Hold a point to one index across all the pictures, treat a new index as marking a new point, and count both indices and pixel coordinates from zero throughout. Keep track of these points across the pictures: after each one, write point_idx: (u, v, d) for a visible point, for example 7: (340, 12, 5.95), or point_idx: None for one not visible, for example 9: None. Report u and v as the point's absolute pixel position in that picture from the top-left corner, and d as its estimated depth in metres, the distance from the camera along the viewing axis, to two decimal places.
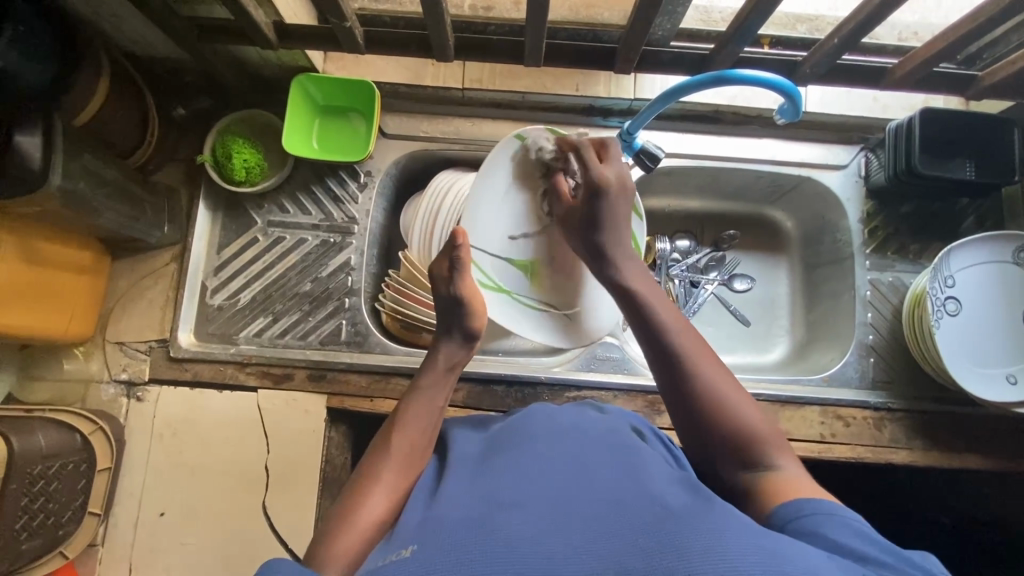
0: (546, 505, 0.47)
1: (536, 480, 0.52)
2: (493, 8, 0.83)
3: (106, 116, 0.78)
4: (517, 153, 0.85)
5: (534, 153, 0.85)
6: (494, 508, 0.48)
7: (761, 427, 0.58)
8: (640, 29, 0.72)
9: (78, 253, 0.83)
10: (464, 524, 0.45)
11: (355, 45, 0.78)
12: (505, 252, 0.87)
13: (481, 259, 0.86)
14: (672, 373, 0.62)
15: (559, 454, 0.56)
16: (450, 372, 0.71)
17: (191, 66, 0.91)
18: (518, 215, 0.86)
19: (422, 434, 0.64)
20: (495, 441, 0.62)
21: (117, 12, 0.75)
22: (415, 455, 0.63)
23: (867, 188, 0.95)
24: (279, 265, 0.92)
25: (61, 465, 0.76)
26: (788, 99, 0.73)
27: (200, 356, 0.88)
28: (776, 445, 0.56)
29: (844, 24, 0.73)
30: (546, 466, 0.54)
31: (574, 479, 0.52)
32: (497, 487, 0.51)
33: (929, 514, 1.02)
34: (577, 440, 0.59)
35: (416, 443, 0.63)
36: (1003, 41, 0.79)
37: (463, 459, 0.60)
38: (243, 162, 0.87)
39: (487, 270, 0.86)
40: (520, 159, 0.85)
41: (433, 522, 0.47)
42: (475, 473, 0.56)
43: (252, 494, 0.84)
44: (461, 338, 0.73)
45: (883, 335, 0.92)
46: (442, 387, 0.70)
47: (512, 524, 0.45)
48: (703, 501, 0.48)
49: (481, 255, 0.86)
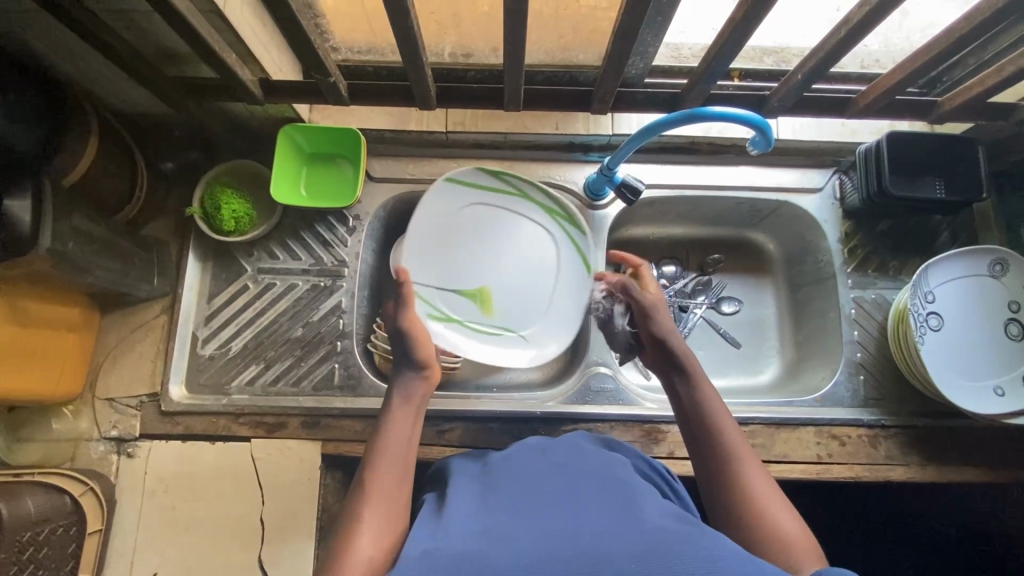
0: (541, 535, 0.49)
1: (532, 509, 0.53)
2: (471, 54, 0.85)
3: (94, 176, 0.79)
4: (457, 195, 0.92)
5: (467, 190, 0.93)
6: (491, 541, 0.48)
7: (788, 521, 0.56)
8: (614, 72, 0.75)
9: (68, 311, 0.83)
10: (463, 556, 0.46)
11: (340, 97, 0.81)
12: (452, 285, 0.93)
13: (426, 294, 0.91)
14: (694, 433, 0.65)
15: (553, 481, 0.57)
16: (414, 405, 0.70)
17: (178, 121, 0.93)
18: (470, 251, 0.94)
19: (402, 472, 0.63)
20: (492, 468, 0.63)
21: (106, 74, 0.77)
22: (395, 498, 0.61)
23: (843, 209, 0.98)
24: (270, 312, 0.93)
25: (49, 530, 0.75)
26: (759, 132, 0.76)
27: (192, 408, 0.87)
28: (794, 540, 0.54)
29: (806, 60, 0.77)
30: (541, 495, 0.55)
31: (569, 507, 0.52)
32: (495, 518, 0.52)
33: (933, 529, 1.02)
34: (570, 468, 0.60)
35: (390, 485, 0.61)
36: (961, 65, 0.83)
37: (461, 486, 0.60)
38: (232, 213, 0.88)
39: (437, 304, 0.92)
40: (456, 198, 0.92)
41: (432, 550, 0.48)
42: (472, 505, 0.56)
43: (248, 548, 0.82)
44: (413, 370, 0.72)
45: (871, 352, 0.94)
46: (409, 419, 0.68)
47: (509, 560, 0.46)
48: (693, 530, 0.49)
49: (426, 290, 0.91)
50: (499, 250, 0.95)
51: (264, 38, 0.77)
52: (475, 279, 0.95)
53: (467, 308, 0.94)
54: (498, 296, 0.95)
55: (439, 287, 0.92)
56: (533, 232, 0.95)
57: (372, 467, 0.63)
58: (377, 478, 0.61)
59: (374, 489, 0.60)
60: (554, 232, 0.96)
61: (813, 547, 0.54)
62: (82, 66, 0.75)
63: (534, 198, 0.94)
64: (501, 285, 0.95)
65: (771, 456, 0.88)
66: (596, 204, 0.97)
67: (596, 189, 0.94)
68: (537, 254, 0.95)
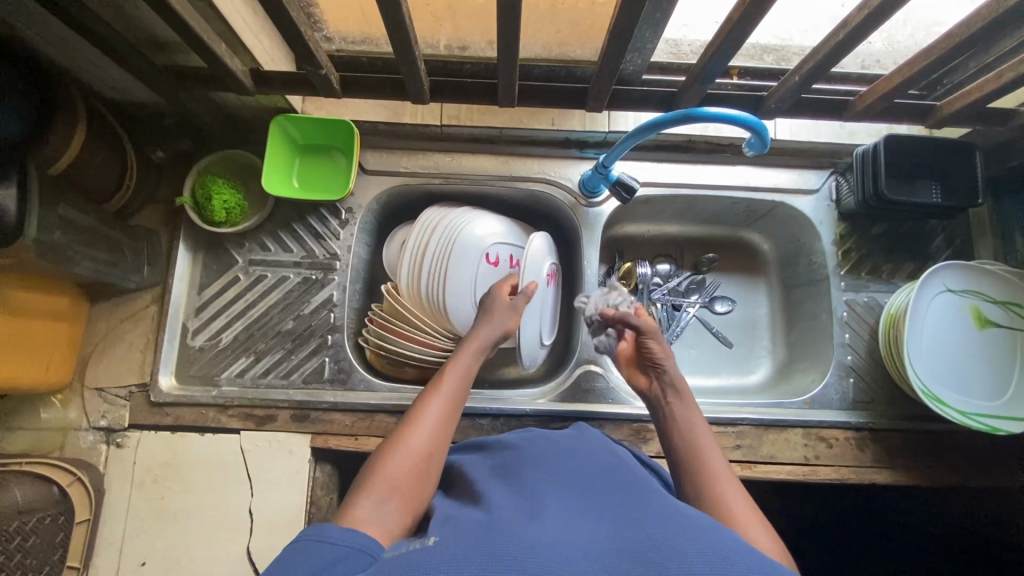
0: (562, 515, 0.49)
1: (547, 493, 0.53)
2: (467, 47, 0.83)
3: (83, 163, 0.78)
4: (933, 290, 0.86)
5: (934, 285, 0.87)
6: (513, 513, 0.49)
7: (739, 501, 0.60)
8: (609, 69, 0.75)
9: (57, 300, 0.83)
10: (483, 525, 0.47)
11: (332, 89, 0.79)
12: (934, 326, 0.87)
13: (934, 322, 0.87)
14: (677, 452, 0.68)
15: (570, 471, 0.58)
16: (478, 347, 0.76)
17: (169, 110, 0.92)
18: (917, 320, 0.86)
19: (450, 413, 0.66)
20: (500, 457, 0.64)
21: (96, 62, 0.76)
22: (446, 428, 0.64)
23: (838, 212, 0.98)
24: (261, 304, 0.92)
25: (37, 519, 0.76)
26: (754, 133, 0.75)
27: (181, 399, 0.87)
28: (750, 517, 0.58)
29: (805, 61, 0.76)
30: (559, 481, 0.55)
31: (584, 494, 0.53)
32: (515, 497, 0.53)
33: (916, 526, 1.02)
34: (582, 460, 0.61)
35: (443, 417, 0.65)
36: (961, 68, 0.83)
37: (473, 474, 0.61)
38: (223, 204, 0.88)
39: (936, 330, 0.87)
40: (927, 291, 0.86)
41: (453, 523, 0.49)
42: (488, 483, 0.57)
43: (236, 538, 0.82)
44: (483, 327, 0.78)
45: (861, 355, 0.94)
46: (473, 363, 0.74)
47: (532, 528, 0.46)
48: (713, 521, 0.49)
49: (915, 322, 0.85)
50: (974, 329, 0.88)
51: (256, 28, 0.75)
52: (955, 327, 0.87)
53: (948, 352, 0.87)
54: (978, 350, 0.87)
55: (915, 334, 0.85)
56: (994, 317, 0.88)
57: (432, 395, 0.67)
58: (431, 406, 0.66)
59: (429, 413, 0.65)
60: (939, 327, 0.87)
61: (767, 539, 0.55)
62: (70, 51, 0.73)
63: (966, 303, 0.88)
64: (972, 344, 0.87)
65: (758, 457, 0.88)
66: (591, 202, 0.96)
67: (592, 186, 0.93)
68: (995, 338, 0.88)
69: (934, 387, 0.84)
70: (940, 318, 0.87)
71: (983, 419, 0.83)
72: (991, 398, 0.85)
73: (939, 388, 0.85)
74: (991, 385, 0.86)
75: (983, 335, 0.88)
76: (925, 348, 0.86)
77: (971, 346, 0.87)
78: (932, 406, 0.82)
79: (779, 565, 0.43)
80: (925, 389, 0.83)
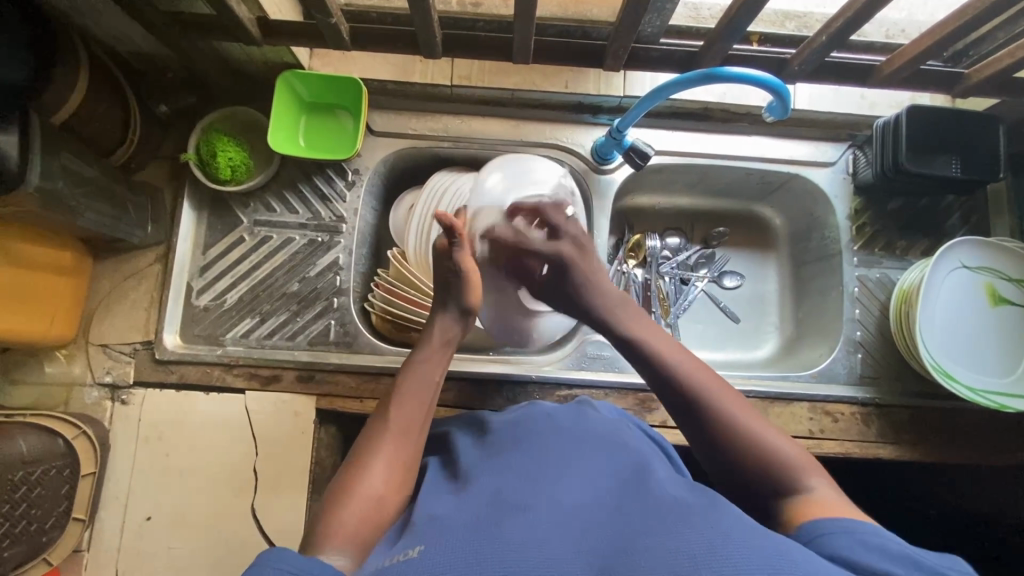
0: (558, 513, 0.46)
1: (542, 485, 0.50)
2: (481, 4, 0.81)
3: (84, 114, 0.76)
4: (949, 266, 0.85)
5: (952, 260, 0.85)
6: (502, 509, 0.47)
7: (782, 442, 0.59)
8: (628, 26, 0.72)
9: (60, 254, 0.82)
10: (473, 526, 0.44)
11: (341, 40, 0.77)
12: (947, 303, 0.86)
13: (948, 298, 0.86)
14: (684, 402, 0.64)
15: (564, 457, 0.55)
16: (444, 350, 0.71)
17: (173, 63, 0.89)
18: (931, 297, 0.85)
19: (422, 410, 0.64)
20: (493, 444, 0.61)
21: (97, 7, 0.74)
22: (418, 429, 0.63)
23: (855, 185, 0.96)
24: (266, 265, 0.91)
25: (43, 470, 0.75)
26: (777, 97, 0.73)
27: (186, 358, 0.86)
28: (799, 463, 0.57)
29: (832, 21, 0.73)
30: (548, 469, 0.53)
31: (580, 484, 0.50)
32: (504, 489, 0.50)
33: (914, 504, 1.03)
34: (575, 441, 0.58)
35: (415, 415, 0.63)
36: (989, 38, 0.80)
37: (466, 462, 0.58)
38: (228, 161, 0.86)
39: (950, 307, 0.86)
40: (943, 267, 0.85)
41: (440, 522, 0.46)
42: (481, 473, 0.54)
43: (240, 496, 0.83)
44: (458, 311, 0.74)
45: (870, 331, 0.93)
46: (444, 352, 0.71)
47: (521, 530, 0.43)
48: (709, 502, 0.47)
49: (930, 298, 0.85)
50: (989, 307, 0.87)
51: None
52: (970, 303, 0.86)
53: (961, 330, 0.86)
54: (992, 328, 0.86)
55: (929, 312, 0.85)
56: (1010, 295, 0.87)
57: (399, 397, 0.64)
58: (402, 408, 0.63)
59: (397, 417, 0.62)
60: (954, 303, 0.86)
61: (814, 465, 0.57)
62: None
63: (983, 280, 0.86)
64: (987, 322, 0.87)
65: None
66: (603, 168, 0.94)
67: (604, 153, 0.91)
68: (1010, 316, 0.87)
69: (946, 365, 0.84)
70: (956, 295, 0.86)
71: (995, 398, 0.83)
72: (1002, 378, 0.85)
73: (950, 366, 0.84)
74: (1002, 364, 0.85)
75: (997, 313, 0.87)
76: (938, 325, 0.85)
77: (985, 324, 0.86)
78: (940, 381, 0.81)
79: (785, 548, 0.40)
80: (938, 365, 0.83)
